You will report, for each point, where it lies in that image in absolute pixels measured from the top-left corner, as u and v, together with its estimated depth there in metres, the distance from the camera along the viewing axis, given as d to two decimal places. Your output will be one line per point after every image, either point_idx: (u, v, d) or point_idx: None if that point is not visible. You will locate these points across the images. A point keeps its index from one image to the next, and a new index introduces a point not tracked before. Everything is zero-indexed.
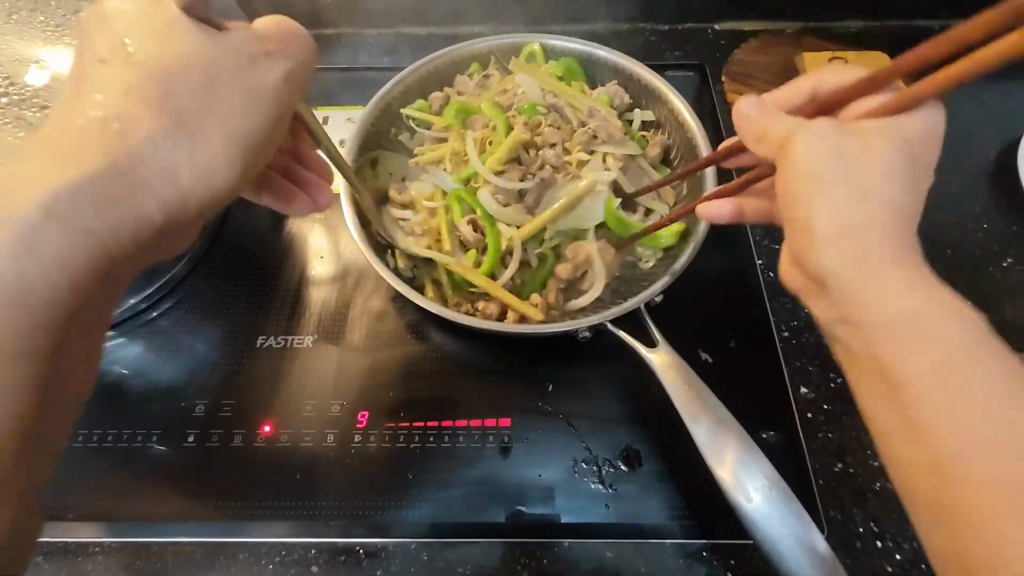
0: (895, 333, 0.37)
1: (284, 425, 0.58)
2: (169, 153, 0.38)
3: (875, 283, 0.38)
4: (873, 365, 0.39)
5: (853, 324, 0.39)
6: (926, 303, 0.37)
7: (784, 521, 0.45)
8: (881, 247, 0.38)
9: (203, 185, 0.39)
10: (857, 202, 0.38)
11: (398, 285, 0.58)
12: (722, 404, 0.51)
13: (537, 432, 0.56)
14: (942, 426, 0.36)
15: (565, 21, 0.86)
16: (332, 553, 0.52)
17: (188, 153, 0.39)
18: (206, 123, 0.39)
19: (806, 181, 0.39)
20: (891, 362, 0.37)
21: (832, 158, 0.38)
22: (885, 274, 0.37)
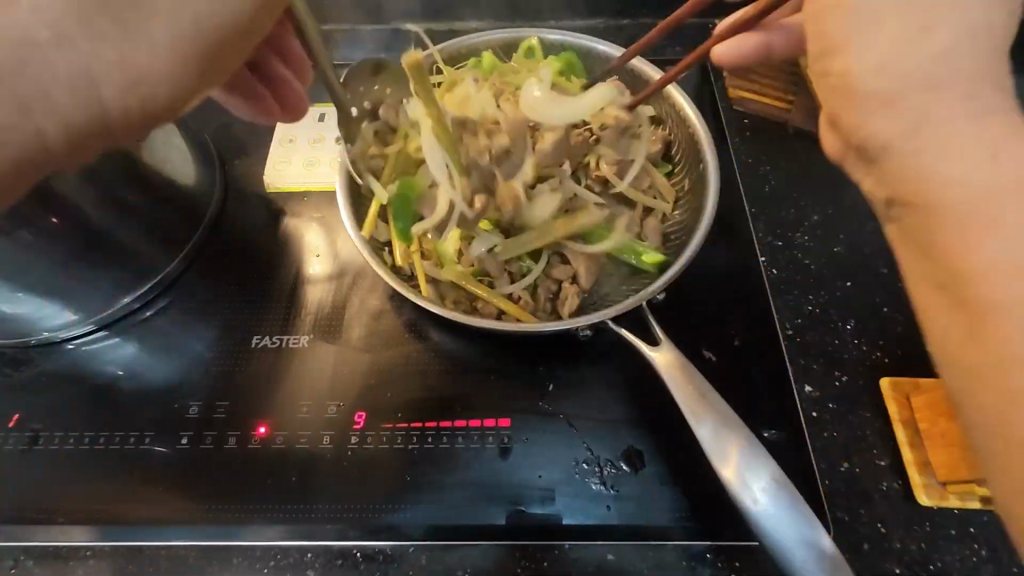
0: (972, 216, 0.34)
1: (280, 426, 0.57)
2: (86, 55, 0.33)
3: (926, 159, 0.34)
4: (938, 265, 0.35)
5: (925, 219, 0.35)
6: (969, 179, 0.34)
7: (790, 523, 0.44)
8: (961, 134, 0.33)
9: (130, 96, 0.35)
10: (902, 60, 0.33)
11: (395, 282, 0.57)
12: (726, 403, 0.50)
13: (538, 433, 0.56)
14: (1008, 297, 0.33)
15: (564, 17, 0.85)
16: (328, 557, 0.51)
17: (109, 59, 0.33)
18: (143, 22, 0.34)
19: (846, 95, 0.35)
20: (971, 240, 0.34)
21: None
22: (959, 136, 0.33)
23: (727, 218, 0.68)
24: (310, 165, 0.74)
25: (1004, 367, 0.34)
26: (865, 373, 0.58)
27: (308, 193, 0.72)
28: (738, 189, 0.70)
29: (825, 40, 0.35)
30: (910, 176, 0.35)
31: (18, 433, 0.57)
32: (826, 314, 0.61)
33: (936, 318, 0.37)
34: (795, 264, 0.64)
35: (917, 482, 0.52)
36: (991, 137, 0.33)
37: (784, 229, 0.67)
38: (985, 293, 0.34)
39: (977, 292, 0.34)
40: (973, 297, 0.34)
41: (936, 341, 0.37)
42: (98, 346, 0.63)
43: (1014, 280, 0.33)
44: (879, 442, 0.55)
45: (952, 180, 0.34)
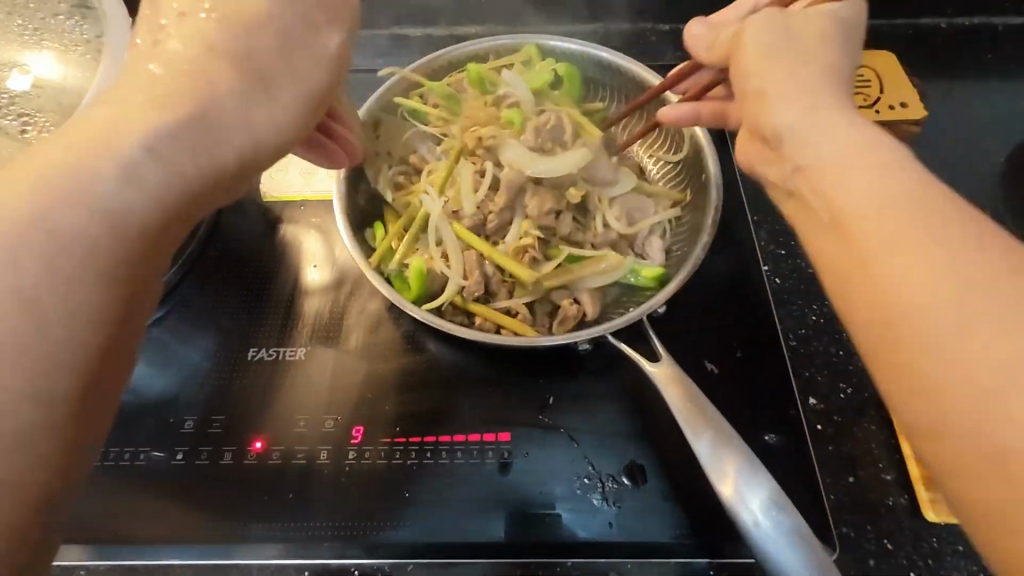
0: (889, 240, 0.34)
1: (277, 441, 0.56)
2: (246, 109, 0.36)
3: (859, 182, 0.37)
4: (856, 283, 0.36)
5: (859, 267, 0.36)
6: (884, 201, 0.36)
7: (791, 544, 0.43)
8: (844, 138, 0.39)
9: (278, 146, 0.38)
10: (805, 101, 0.42)
11: (391, 294, 0.56)
12: (725, 420, 0.49)
13: (538, 447, 0.55)
14: (944, 328, 0.32)
15: (564, 21, 0.84)
16: (326, 575, 0.50)
17: (267, 110, 0.37)
18: (283, 86, 0.37)
19: (811, 122, 0.41)
20: (886, 235, 0.35)
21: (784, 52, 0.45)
22: (865, 171, 0.37)
23: (730, 226, 0.67)
24: (307, 173, 0.73)
25: (933, 336, 0.32)
26: (870, 385, 0.57)
27: (305, 201, 0.71)
28: (741, 196, 0.69)
29: (745, 72, 0.46)
30: (833, 210, 0.38)
31: None
32: (830, 325, 0.60)
33: (868, 335, 0.35)
34: (798, 273, 0.64)
35: (925, 498, 0.51)
36: (911, 175, 0.36)
37: (788, 237, 0.66)
38: (896, 284, 0.34)
39: (908, 305, 0.33)
40: (891, 291, 0.34)
41: (866, 353, 0.36)
42: None
43: (935, 276, 0.32)
44: (885, 456, 0.54)
45: (874, 208, 0.36)
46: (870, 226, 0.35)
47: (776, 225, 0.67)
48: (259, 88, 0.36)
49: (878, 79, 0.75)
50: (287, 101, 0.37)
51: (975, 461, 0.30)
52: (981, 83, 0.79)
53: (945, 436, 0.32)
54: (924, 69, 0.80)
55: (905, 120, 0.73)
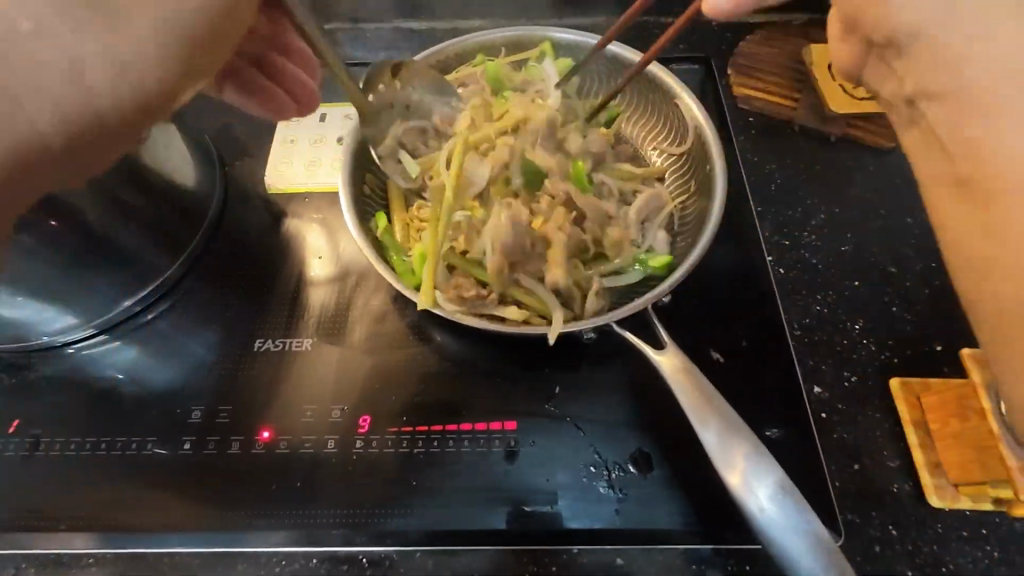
0: (980, 96, 0.43)
1: (284, 431, 0.56)
2: (83, 38, 0.36)
3: (937, 55, 0.45)
4: (946, 98, 0.45)
5: (945, 101, 0.45)
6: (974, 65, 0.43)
7: (797, 529, 0.44)
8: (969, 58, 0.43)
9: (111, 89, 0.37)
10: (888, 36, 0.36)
11: (396, 283, 0.56)
12: (732, 409, 0.49)
13: (544, 436, 0.55)
14: (982, 127, 0.43)
15: (567, 15, 0.84)
16: (334, 562, 0.50)
17: (102, 46, 0.37)
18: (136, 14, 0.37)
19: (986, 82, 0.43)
20: (963, 127, 0.44)
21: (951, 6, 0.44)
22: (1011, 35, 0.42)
23: (735, 217, 0.67)
24: (311, 166, 0.73)
25: (1001, 170, 0.42)
26: (874, 374, 0.57)
27: (309, 194, 0.72)
28: (745, 188, 0.69)
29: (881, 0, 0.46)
30: (957, 138, 0.45)
31: (18, 440, 0.56)
32: (834, 315, 0.61)
33: (972, 130, 0.44)
34: (801, 263, 0.64)
35: (929, 484, 0.51)
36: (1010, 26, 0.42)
37: (792, 228, 0.66)
38: (971, 129, 0.44)
39: (992, 160, 0.43)
40: (974, 140, 0.44)
41: (946, 209, 0.47)
42: (98, 350, 0.62)
43: (992, 76, 0.43)
44: (889, 444, 0.54)
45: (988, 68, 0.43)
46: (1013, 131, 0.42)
47: (779, 216, 0.67)
48: (91, 20, 0.36)
49: None
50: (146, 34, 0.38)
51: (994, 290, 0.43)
52: None
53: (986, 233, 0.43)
54: None
55: None
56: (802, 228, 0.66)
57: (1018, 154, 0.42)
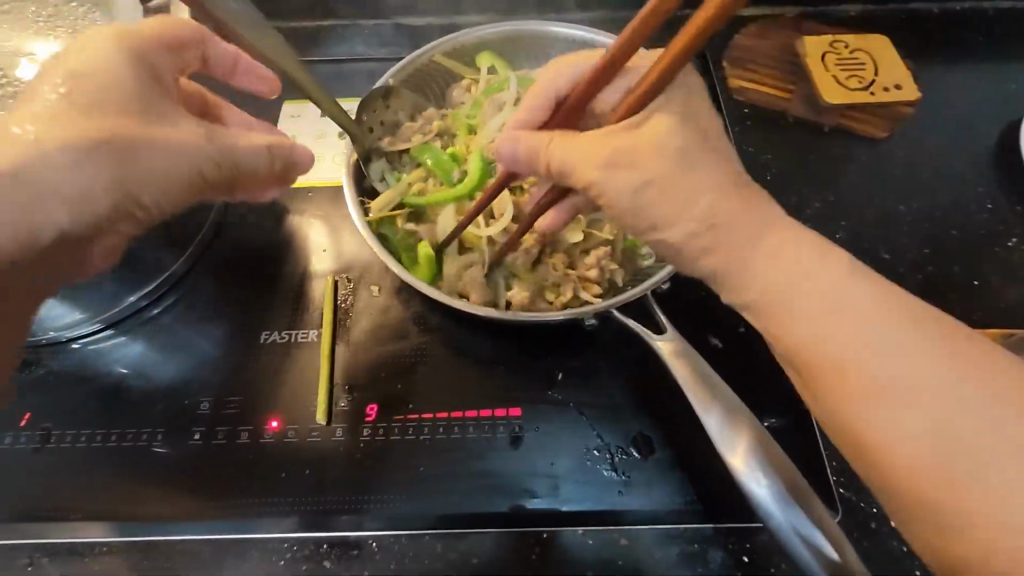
0: (831, 347, 0.40)
1: (293, 420, 0.57)
2: (127, 180, 0.46)
3: (731, 269, 0.44)
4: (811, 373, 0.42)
5: (804, 357, 0.42)
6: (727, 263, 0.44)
7: (794, 504, 0.44)
8: (737, 262, 0.44)
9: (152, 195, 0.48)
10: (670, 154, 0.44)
11: (397, 270, 0.57)
12: (732, 391, 0.50)
13: (548, 421, 0.56)
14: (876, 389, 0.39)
15: (564, 9, 0.85)
16: (344, 547, 0.52)
17: (142, 177, 0.46)
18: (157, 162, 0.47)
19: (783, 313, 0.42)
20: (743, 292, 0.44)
21: (642, 181, 0.44)
22: (738, 233, 0.43)
23: None
24: (312, 160, 0.73)
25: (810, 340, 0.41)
26: None
27: (312, 189, 0.72)
28: None
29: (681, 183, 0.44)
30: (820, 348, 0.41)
31: (29, 432, 0.57)
32: None
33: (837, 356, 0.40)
34: None
35: None
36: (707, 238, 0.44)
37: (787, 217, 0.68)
38: (861, 381, 0.39)
39: (815, 351, 0.41)
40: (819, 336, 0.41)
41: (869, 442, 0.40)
42: (105, 345, 0.62)
43: (879, 338, 0.40)
44: None
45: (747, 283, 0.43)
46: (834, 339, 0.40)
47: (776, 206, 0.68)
48: (126, 165, 0.45)
49: (878, 63, 0.75)
50: (151, 178, 0.47)
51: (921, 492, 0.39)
52: (973, 66, 0.81)
53: (843, 403, 0.40)
54: (917, 53, 0.82)
55: (899, 103, 0.74)
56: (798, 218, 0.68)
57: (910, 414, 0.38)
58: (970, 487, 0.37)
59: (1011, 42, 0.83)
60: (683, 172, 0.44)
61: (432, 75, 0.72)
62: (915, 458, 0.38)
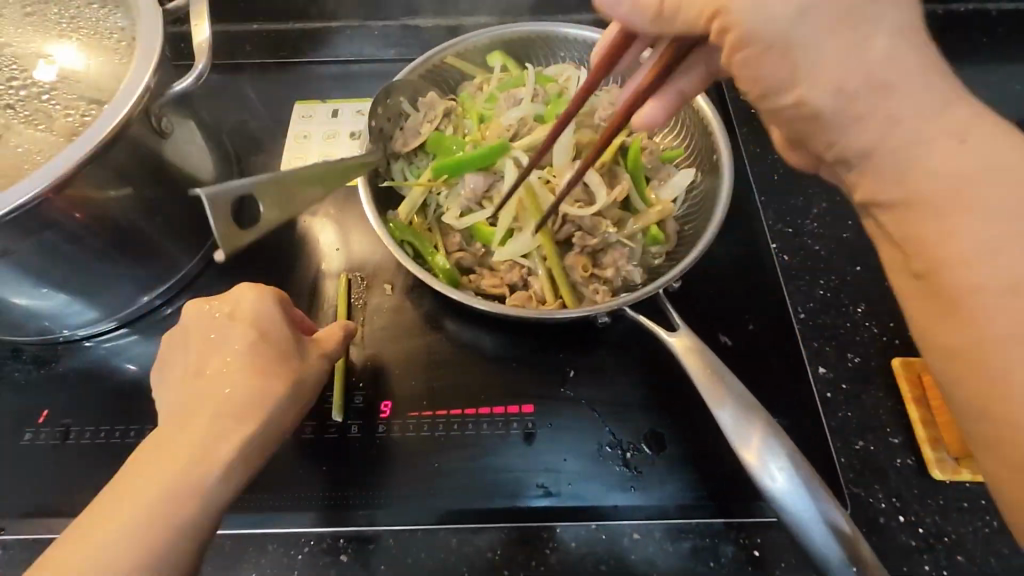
0: (952, 198, 0.39)
1: (308, 417, 0.57)
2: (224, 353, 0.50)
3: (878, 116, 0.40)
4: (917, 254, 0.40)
5: (911, 208, 0.40)
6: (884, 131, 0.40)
7: (808, 498, 0.45)
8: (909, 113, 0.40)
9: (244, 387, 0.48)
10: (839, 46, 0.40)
11: (412, 268, 0.57)
12: (744, 387, 0.51)
13: (561, 417, 0.57)
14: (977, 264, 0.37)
15: (571, 10, 0.86)
16: (361, 542, 0.53)
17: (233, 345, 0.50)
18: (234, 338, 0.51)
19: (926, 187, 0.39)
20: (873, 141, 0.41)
21: (781, 33, 0.40)
22: (909, 88, 0.40)
23: (739, 206, 0.69)
24: (323, 161, 0.74)
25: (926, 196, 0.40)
26: (877, 354, 0.60)
27: None
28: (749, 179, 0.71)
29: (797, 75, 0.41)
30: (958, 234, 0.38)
31: (48, 429, 0.58)
32: (837, 298, 0.63)
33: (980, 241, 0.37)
34: (805, 250, 0.66)
35: (931, 458, 0.53)
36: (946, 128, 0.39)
37: (794, 216, 0.68)
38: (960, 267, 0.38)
39: (937, 193, 0.39)
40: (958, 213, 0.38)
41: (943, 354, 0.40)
42: (120, 343, 0.63)
43: (1007, 219, 0.37)
44: (892, 421, 0.56)
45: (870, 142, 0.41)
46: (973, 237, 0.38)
47: (783, 205, 0.69)
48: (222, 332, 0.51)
49: None
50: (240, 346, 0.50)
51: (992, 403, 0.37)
52: (976, 67, 0.82)
53: (938, 266, 0.39)
54: None
55: None
56: (805, 217, 0.68)
57: (1009, 319, 0.36)
58: (1020, 399, 0.36)
59: (1014, 44, 0.83)
60: (864, 8, 0.39)
61: (443, 75, 0.73)
62: (1000, 348, 0.36)
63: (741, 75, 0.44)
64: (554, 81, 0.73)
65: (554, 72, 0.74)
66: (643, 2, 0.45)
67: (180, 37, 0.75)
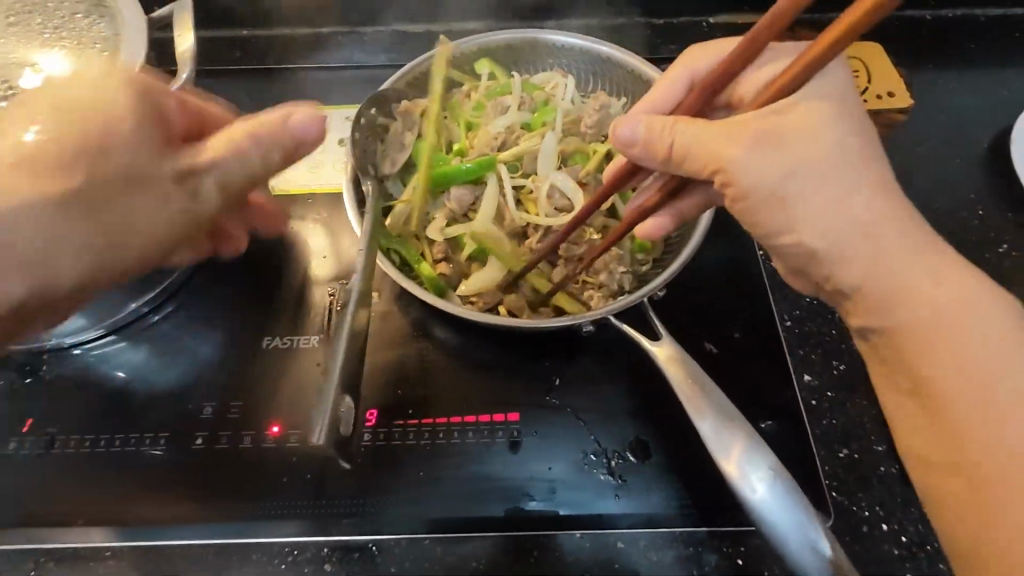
0: (929, 322, 0.43)
1: (294, 424, 0.58)
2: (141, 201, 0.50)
3: (863, 256, 0.43)
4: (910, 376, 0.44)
5: (900, 335, 0.44)
6: (876, 264, 0.44)
7: (787, 509, 0.45)
8: (882, 253, 0.43)
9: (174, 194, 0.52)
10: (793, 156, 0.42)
11: (397, 277, 0.58)
12: (725, 397, 0.51)
13: (546, 426, 0.57)
14: (968, 388, 0.42)
15: (561, 16, 0.86)
16: (345, 551, 0.53)
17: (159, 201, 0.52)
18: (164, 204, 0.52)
19: (910, 316, 0.44)
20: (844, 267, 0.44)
21: (782, 176, 0.43)
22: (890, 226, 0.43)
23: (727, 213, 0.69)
24: (312, 167, 0.74)
25: (904, 328, 0.44)
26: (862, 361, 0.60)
27: (312, 195, 0.73)
28: None
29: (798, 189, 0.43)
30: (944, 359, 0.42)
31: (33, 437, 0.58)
32: (823, 305, 0.63)
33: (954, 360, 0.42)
34: None
35: None
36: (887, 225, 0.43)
37: None
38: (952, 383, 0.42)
39: (919, 321, 0.43)
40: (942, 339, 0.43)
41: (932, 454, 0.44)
42: (107, 351, 0.63)
43: (986, 359, 0.42)
44: (877, 429, 0.56)
45: (863, 277, 0.44)
46: (967, 353, 0.42)
47: None
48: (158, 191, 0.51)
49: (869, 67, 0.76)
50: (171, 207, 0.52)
51: (975, 489, 0.41)
52: (964, 73, 0.82)
53: (923, 365, 0.43)
54: (909, 60, 0.83)
55: (893, 109, 0.75)
56: None
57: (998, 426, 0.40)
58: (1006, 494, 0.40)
59: (1002, 49, 0.84)
60: (838, 171, 0.43)
61: (431, 82, 0.73)
62: (988, 450, 0.41)
63: (741, 220, 0.47)
64: (542, 89, 0.73)
65: (543, 79, 0.74)
66: (653, 144, 0.46)
67: (167, 44, 0.75)
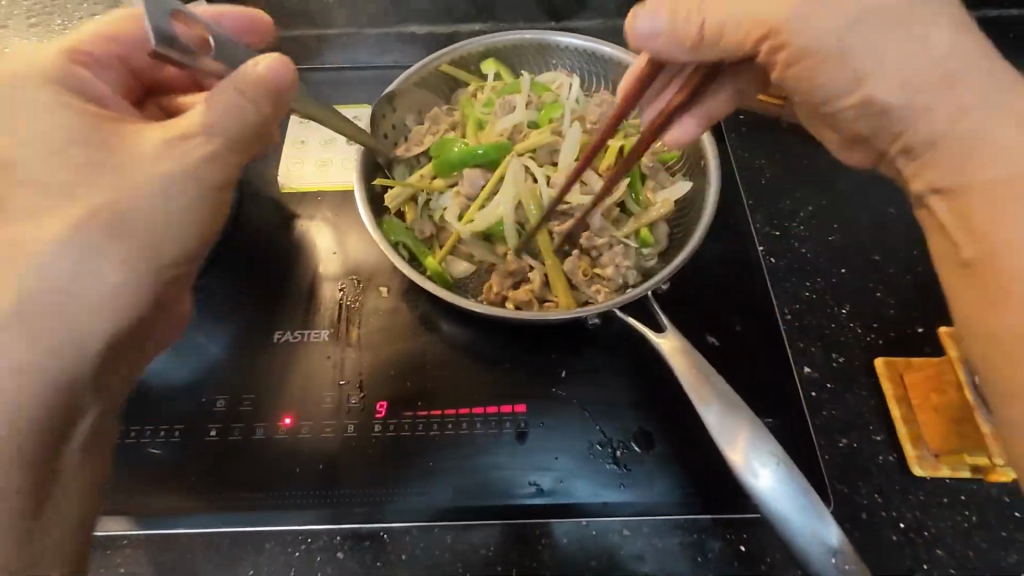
0: (994, 176, 0.44)
1: (305, 416, 0.59)
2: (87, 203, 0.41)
3: (946, 109, 0.45)
4: (967, 254, 0.45)
5: (968, 192, 0.45)
6: (968, 125, 0.45)
7: (791, 496, 0.47)
8: (977, 108, 0.44)
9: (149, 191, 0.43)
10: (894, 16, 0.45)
11: (406, 270, 0.59)
12: (730, 387, 0.52)
13: (552, 417, 0.58)
14: (1019, 322, 0.42)
15: (564, 18, 0.87)
16: (357, 539, 0.54)
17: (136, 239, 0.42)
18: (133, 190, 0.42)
19: (1005, 185, 0.43)
20: (980, 173, 0.44)
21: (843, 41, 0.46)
22: (975, 80, 0.45)
23: (728, 210, 0.71)
24: (321, 166, 0.75)
25: (986, 184, 0.44)
26: (861, 353, 0.61)
27: (321, 193, 0.74)
28: (738, 183, 0.72)
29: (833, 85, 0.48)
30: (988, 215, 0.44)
31: None
32: (823, 299, 0.64)
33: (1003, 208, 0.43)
34: (792, 253, 0.68)
35: (912, 454, 0.55)
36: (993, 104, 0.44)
37: (781, 220, 0.70)
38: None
39: (993, 179, 0.44)
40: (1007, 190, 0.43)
41: (977, 325, 0.44)
42: None
43: None
44: (876, 419, 0.58)
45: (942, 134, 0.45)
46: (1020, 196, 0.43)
47: (771, 208, 0.71)
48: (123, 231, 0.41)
49: None
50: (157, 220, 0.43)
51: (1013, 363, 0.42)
52: None
53: (985, 230, 0.44)
54: None
55: None
56: (791, 220, 0.70)
57: None
58: None
59: (997, 50, 0.85)
60: (898, 25, 0.45)
61: (437, 82, 0.74)
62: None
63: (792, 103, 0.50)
64: (547, 88, 0.74)
65: (548, 79, 0.76)
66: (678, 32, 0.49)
67: None
